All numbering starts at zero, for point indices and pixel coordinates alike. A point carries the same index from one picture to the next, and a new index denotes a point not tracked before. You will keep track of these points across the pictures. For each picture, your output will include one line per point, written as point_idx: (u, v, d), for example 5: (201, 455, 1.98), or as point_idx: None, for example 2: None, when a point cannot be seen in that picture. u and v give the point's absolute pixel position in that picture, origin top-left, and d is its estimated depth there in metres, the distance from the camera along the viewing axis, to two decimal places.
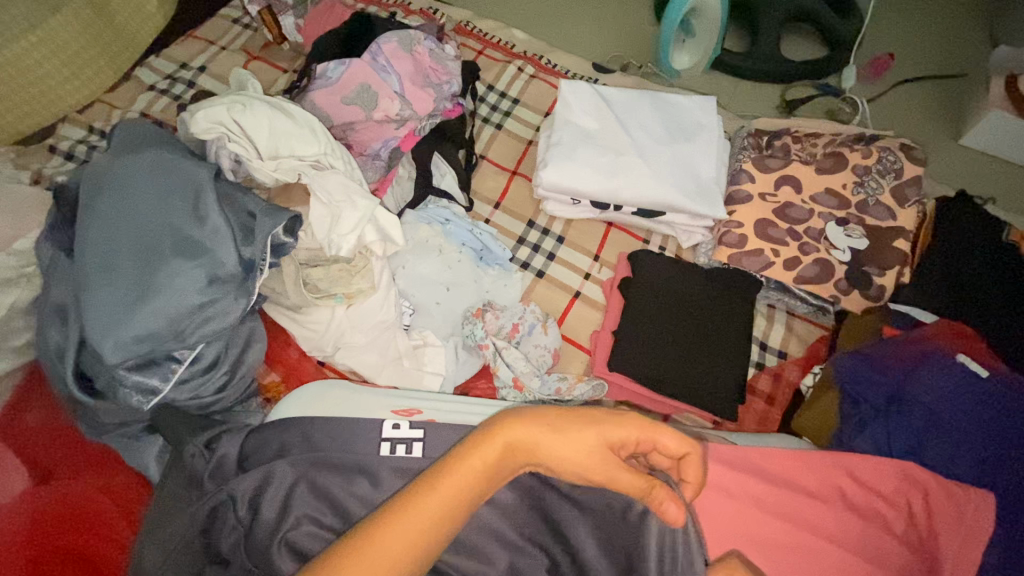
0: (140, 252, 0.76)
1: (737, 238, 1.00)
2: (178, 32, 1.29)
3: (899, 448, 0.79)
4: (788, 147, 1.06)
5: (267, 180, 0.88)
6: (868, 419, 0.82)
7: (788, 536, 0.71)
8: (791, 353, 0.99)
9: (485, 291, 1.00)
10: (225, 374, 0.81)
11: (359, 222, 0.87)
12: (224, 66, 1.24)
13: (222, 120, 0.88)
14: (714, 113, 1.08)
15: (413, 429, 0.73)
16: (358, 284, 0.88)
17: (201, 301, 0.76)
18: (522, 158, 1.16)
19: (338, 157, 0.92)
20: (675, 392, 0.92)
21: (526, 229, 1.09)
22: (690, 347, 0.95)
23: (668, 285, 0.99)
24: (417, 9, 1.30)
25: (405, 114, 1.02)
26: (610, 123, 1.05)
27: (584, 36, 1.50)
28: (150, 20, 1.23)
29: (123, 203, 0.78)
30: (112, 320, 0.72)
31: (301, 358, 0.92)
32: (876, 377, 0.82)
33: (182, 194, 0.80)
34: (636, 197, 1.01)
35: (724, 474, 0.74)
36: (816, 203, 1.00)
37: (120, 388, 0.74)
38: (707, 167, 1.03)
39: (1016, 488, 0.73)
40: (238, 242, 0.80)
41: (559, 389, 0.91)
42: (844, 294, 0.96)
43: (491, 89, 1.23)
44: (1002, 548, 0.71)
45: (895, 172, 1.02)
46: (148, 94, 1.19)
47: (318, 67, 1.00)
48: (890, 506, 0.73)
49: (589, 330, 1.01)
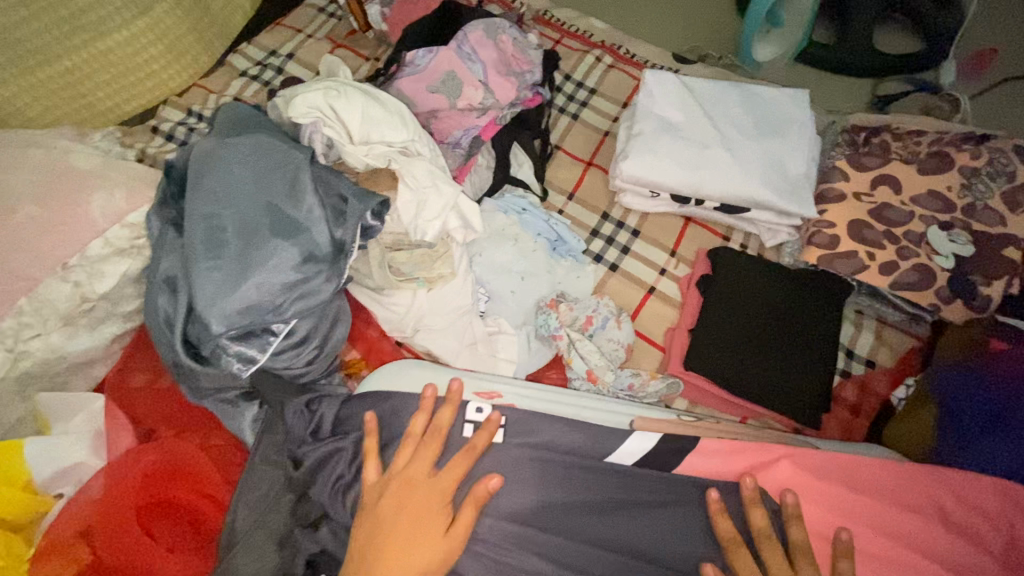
0: (244, 229, 0.80)
1: (829, 238, 0.95)
2: (267, 20, 1.35)
3: (1004, 469, 0.74)
4: (888, 145, 0.99)
5: (358, 164, 0.90)
6: (971, 437, 0.77)
7: (881, 548, 0.67)
8: (880, 363, 0.93)
9: (557, 282, 1.00)
10: (314, 349, 0.84)
11: (444, 210, 0.88)
12: (310, 53, 1.28)
13: (318, 105, 0.90)
14: (805, 107, 1.03)
15: (497, 413, 0.74)
16: (439, 270, 0.89)
17: (297, 278, 0.80)
18: (598, 149, 1.15)
19: (425, 143, 0.93)
20: (754, 395, 0.89)
21: (601, 221, 1.08)
22: (772, 350, 0.91)
23: (750, 284, 0.96)
24: None
25: (487, 103, 1.02)
26: (696, 115, 1.02)
27: (661, 25, 1.46)
28: (242, 8, 1.28)
29: (228, 182, 0.83)
30: (217, 292, 0.77)
31: (380, 338, 0.95)
32: (979, 393, 0.78)
33: (282, 176, 0.84)
34: (721, 193, 0.98)
35: (813, 483, 0.71)
36: (917, 205, 0.94)
37: (221, 356, 0.78)
38: (797, 164, 0.98)
39: None
40: (331, 223, 0.83)
41: (633, 385, 0.90)
42: (944, 302, 0.90)
43: (568, 79, 1.22)
44: None
45: (1008, 174, 0.94)
46: (241, 80, 1.25)
47: (407, 54, 1.01)
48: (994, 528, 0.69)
49: (663, 326, 0.99)
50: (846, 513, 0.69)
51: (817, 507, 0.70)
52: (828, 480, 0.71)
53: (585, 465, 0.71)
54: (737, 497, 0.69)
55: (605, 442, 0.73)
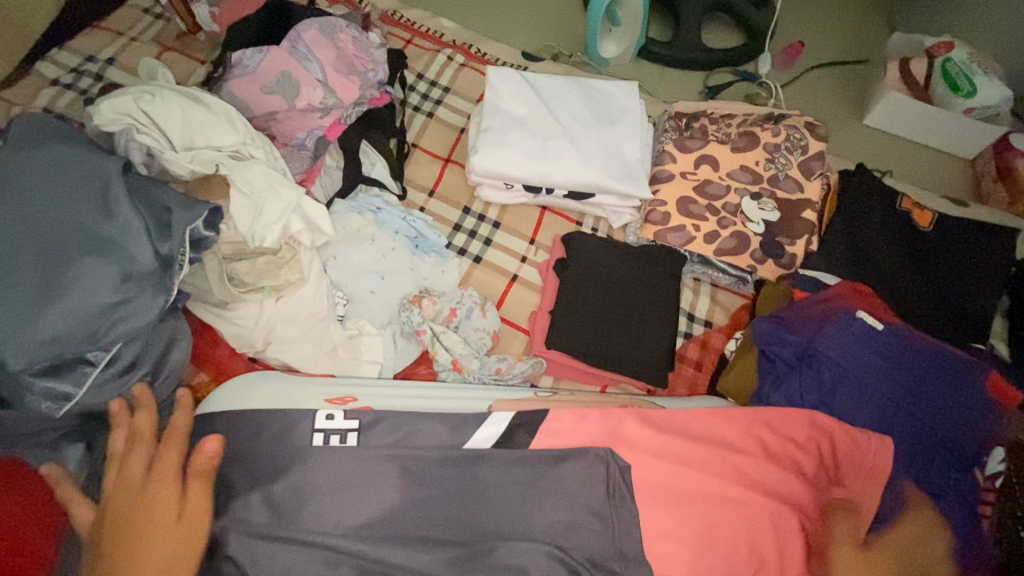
0: (45, 251, 0.72)
1: (661, 215, 1.05)
2: (79, 22, 1.21)
3: (810, 399, 0.85)
4: (706, 129, 1.11)
5: (183, 173, 0.84)
6: (783, 374, 0.88)
7: (710, 486, 0.75)
8: (716, 322, 1.04)
9: (421, 278, 1.00)
10: (147, 376, 0.78)
11: (284, 212, 0.85)
12: (136, 57, 1.18)
13: (130, 111, 0.84)
14: (636, 97, 1.12)
15: (347, 419, 0.73)
16: (286, 277, 0.86)
17: (115, 300, 0.73)
18: (455, 145, 1.16)
19: (259, 147, 0.89)
20: (608, 365, 0.96)
21: (461, 216, 1.10)
22: (622, 322, 0.98)
23: (600, 264, 1.02)
24: None
25: (329, 103, 1.00)
26: (538, 108, 1.07)
27: (514, 26, 1.52)
28: (42, 8, 1.14)
29: (20, 201, 0.73)
30: (14, 325, 0.68)
31: (232, 356, 0.89)
32: (790, 337, 0.89)
33: (89, 190, 0.76)
34: (566, 180, 1.03)
35: (653, 436, 0.78)
36: (732, 180, 1.06)
37: (26, 396, 0.69)
38: (632, 149, 1.07)
39: (906, 432, 0.82)
40: (154, 237, 0.77)
41: (499, 369, 0.93)
42: (759, 263, 1.03)
43: (421, 78, 1.22)
44: (900, 495, 0.79)
45: (801, 148, 1.09)
46: (51, 89, 1.11)
47: (234, 55, 0.97)
48: (803, 452, 0.79)
49: (526, 311, 1.03)
50: (681, 458, 0.77)
51: (657, 457, 0.76)
52: (664, 430, 0.79)
53: (443, 453, 0.72)
54: (586, 458, 0.74)
55: (461, 427, 0.75)
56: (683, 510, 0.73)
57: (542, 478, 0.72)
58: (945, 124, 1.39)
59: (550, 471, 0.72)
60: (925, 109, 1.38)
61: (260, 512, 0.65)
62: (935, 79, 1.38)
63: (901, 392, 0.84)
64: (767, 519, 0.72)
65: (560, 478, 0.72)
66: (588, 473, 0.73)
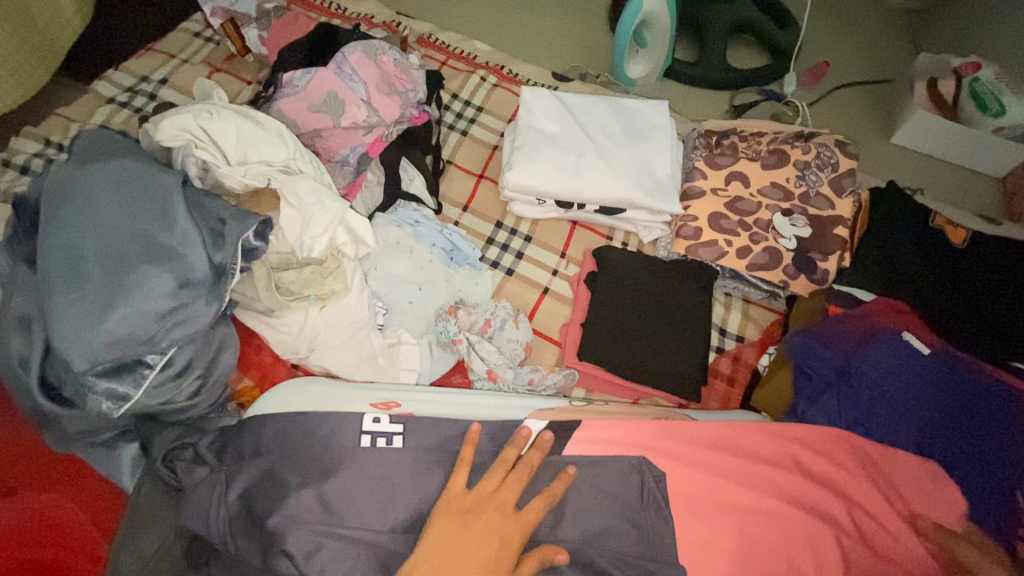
0: (111, 258, 0.76)
1: (693, 230, 1.06)
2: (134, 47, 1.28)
3: (847, 417, 0.84)
4: (736, 146, 1.13)
5: (237, 186, 0.89)
6: (820, 391, 0.88)
7: (746, 500, 0.75)
8: (749, 337, 1.05)
9: (456, 289, 1.03)
10: (198, 379, 0.81)
11: (330, 224, 0.89)
12: (186, 77, 1.24)
13: (189, 127, 0.88)
14: (667, 115, 1.15)
15: (393, 423, 0.75)
16: (330, 286, 0.89)
17: (171, 305, 0.76)
18: (488, 162, 1.20)
19: (307, 162, 0.94)
20: (640, 377, 0.97)
21: (494, 229, 1.13)
22: (654, 335, 0.99)
23: (632, 278, 1.04)
24: (380, 22, 1.33)
25: (372, 120, 1.04)
26: (571, 126, 1.10)
27: (543, 47, 1.57)
28: (70, 24, 1.15)
29: (88, 210, 0.78)
30: (79, 328, 0.71)
31: (274, 361, 0.92)
32: (825, 353, 0.90)
33: (150, 201, 0.80)
34: (599, 196, 1.06)
35: (689, 448, 0.78)
36: (763, 197, 1.08)
37: (88, 395, 0.72)
38: (663, 166, 1.09)
39: (953, 457, 0.79)
40: (208, 247, 0.81)
41: (532, 379, 0.94)
42: (792, 278, 1.03)
43: (455, 97, 1.27)
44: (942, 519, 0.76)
45: (832, 165, 1.10)
46: (108, 107, 1.18)
47: (283, 75, 1.02)
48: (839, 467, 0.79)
49: (558, 323, 1.05)
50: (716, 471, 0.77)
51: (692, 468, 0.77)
52: (699, 442, 0.79)
53: (481, 459, 0.73)
54: (621, 467, 0.75)
55: (499, 434, 0.77)
56: (721, 523, 0.73)
57: (581, 486, 0.72)
58: (975, 142, 1.39)
59: (588, 480, 0.73)
60: (953, 128, 1.38)
61: (313, 512, 0.67)
62: (963, 98, 1.39)
63: (945, 414, 0.82)
64: (804, 534, 0.73)
65: (598, 487, 0.73)
66: (624, 483, 0.74)
